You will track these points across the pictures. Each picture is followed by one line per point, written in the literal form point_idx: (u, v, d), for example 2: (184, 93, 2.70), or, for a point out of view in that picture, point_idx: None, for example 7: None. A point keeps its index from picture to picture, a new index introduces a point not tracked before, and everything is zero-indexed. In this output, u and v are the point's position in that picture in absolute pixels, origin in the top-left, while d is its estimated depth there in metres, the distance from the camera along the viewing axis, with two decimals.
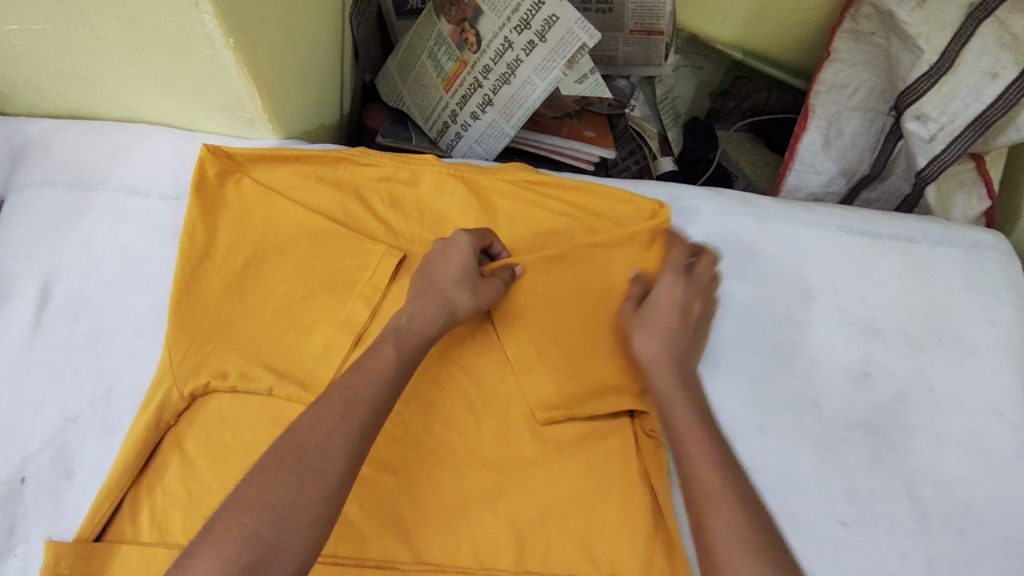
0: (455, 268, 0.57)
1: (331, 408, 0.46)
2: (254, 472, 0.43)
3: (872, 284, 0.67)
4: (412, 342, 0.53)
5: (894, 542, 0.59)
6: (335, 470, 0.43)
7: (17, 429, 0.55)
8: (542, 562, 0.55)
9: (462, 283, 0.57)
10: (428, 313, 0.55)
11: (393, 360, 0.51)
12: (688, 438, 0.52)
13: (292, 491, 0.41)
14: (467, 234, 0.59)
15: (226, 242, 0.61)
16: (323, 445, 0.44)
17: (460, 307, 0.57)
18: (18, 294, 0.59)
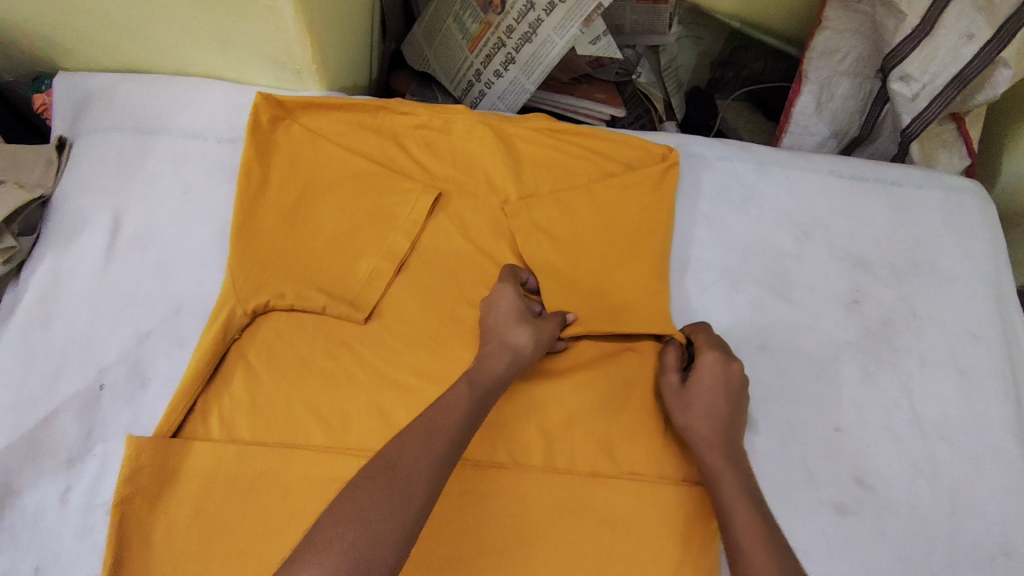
0: (509, 313, 0.62)
1: (414, 438, 0.50)
2: (349, 489, 0.47)
3: (862, 223, 0.74)
4: (488, 380, 0.57)
5: (880, 446, 0.67)
6: (420, 492, 0.48)
7: (94, 344, 0.61)
8: (568, 459, 0.62)
9: (522, 324, 0.61)
10: (498, 356, 0.59)
11: (466, 394, 0.55)
12: (720, 471, 0.58)
13: (384, 507, 0.46)
14: (508, 284, 0.64)
15: (279, 180, 0.68)
16: (410, 470, 0.48)
17: (527, 345, 0.60)
18: (92, 225, 0.65)
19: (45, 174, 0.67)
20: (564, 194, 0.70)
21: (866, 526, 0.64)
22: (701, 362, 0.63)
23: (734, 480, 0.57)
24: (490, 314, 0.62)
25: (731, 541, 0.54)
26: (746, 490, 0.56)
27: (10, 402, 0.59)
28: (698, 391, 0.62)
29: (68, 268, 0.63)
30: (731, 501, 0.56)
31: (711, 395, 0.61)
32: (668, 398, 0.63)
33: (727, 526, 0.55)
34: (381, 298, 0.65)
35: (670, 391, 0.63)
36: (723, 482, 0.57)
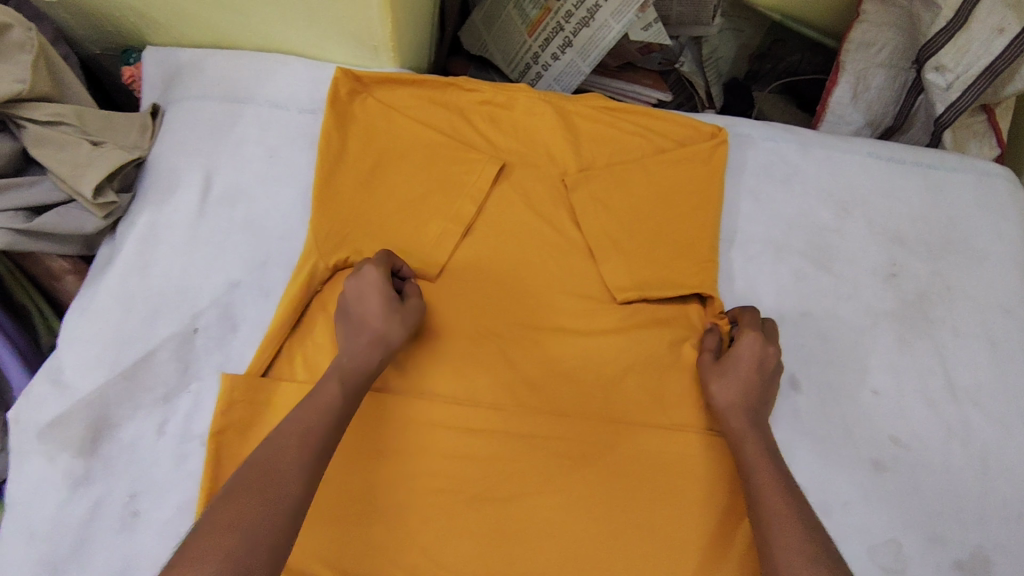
0: (375, 306, 0.60)
1: (290, 444, 0.51)
2: (224, 498, 0.48)
3: (899, 201, 0.78)
4: (357, 377, 0.57)
5: (916, 409, 0.70)
6: (292, 496, 0.49)
7: (188, 290, 0.66)
8: (622, 409, 0.67)
9: (389, 317, 0.60)
10: (368, 355, 0.59)
11: (338, 393, 0.56)
12: (744, 436, 0.61)
13: (262, 512, 0.47)
14: (375, 267, 0.61)
15: (356, 148, 0.73)
16: (285, 475, 0.50)
17: (393, 339, 0.60)
18: (185, 183, 0.70)
19: (141, 138, 0.72)
20: (619, 168, 0.74)
21: (902, 481, 0.68)
22: (739, 343, 0.64)
23: (756, 447, 0.60)
24: (355, 301, 0.61)
25: (755, 496, 0.57)
26: (768, 453, 0.59)
27: (113, 340, 0.64)
28: (729, 367, 0.64)
29: (163, 223, 0.68)
30: (751, 462, 0.59)
31: (744, 375, 0.63)
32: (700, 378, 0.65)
33: (749, 484, 0.58)
34: (450, 258, 0.70)
35: (700, 370, 0.65)
36: (746, 448, 0.60)
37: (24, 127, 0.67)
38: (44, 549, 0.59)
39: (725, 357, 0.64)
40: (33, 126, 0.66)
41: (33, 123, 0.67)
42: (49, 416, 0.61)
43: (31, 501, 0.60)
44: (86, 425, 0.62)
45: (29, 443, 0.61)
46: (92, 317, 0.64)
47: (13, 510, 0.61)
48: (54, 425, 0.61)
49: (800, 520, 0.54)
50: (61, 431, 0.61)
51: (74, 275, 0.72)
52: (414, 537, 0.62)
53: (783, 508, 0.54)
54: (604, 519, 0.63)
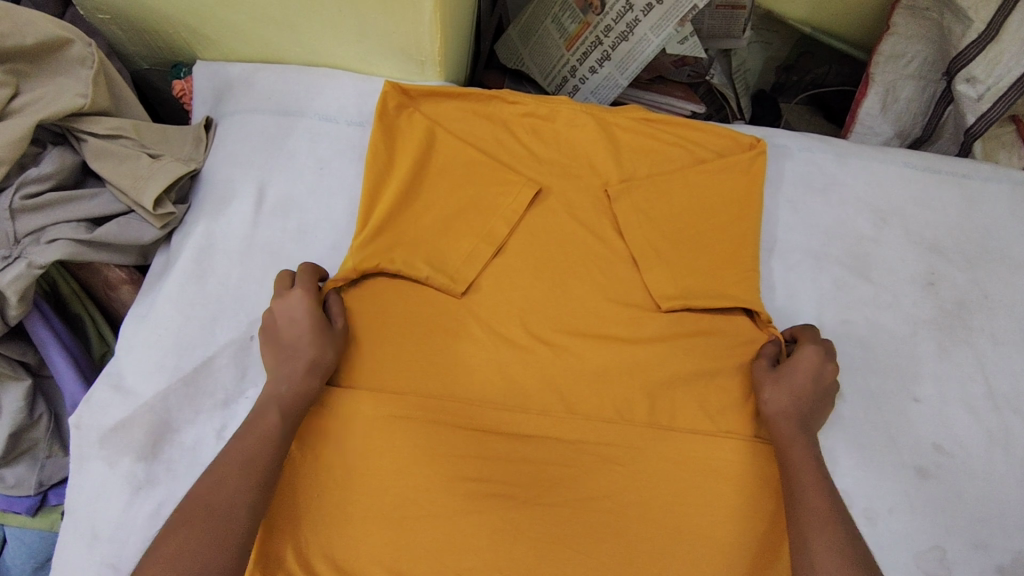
0: (304, 329, 0.63)
1: (232, 474, 0.55)
2: (169, 530, 0.52)
3: (935, 210, 0.79)
4: (295, 402, 0.61)
5: (956, 416, 0.71)
6: (239, 523, 0.53)
7: (245, 298, 0.68)
8: (670, 416, 0.67)
9: (319, 339, 0.63)
10: (307, 380, 0.61)
11: (278, 422, 0.59)
12: (792, 442, 0.63)
13: (204, 543, 0.51)
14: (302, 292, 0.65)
15: (402, 159, 0.74)
16: (229, 505, 0.54)
17: (329, 360, 0.63)
18: (241, 194, 0.72)
19: (195, 150, 0.74)
20: (660, 179, 0.75)
21: (945, 488, 0.68)
22: (801, 353, 0.67)
23: (804, 451, 0.62)
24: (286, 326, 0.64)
25: (796, 494, 0.59)
26: (813, 458, 0.61)
27: (172, 347, 0.66)
28: (786, 373, 0.66)
29: (218, 234, 0.70)
30: (797, 463, 0.61)
31: (799, 385, 0.65)
32: (759, 380, 0.67)
33: (790, 482, 0.60)
34: (478, 276, 0.71)
35: (760, 373, 0.67)
36: (792, 452, 0.62)
37: (84, 140, 0.68)
38: (107, 551, 0.60)
39: (784, 363, 0.67)
40: (93, 139, 0.68)
41: (94, 137, 0.68)
42: (111, 420, 0.63)
43: (93, 504, 0.61)
44: (147, 429, 0.63)
45: (89, 448, 0.62)
46: (154, 325, 0.66)
47: (75, 513, 0.61)
48: (116, 430, 0.63)
49: (834, 521, 0.56)
50: (123, 436, 0.63)
51: (130, 285, 0.74)
52: (462, 543, 0.62)
53: (825, 508, 0.57)
54: (653, 523, 0.64)
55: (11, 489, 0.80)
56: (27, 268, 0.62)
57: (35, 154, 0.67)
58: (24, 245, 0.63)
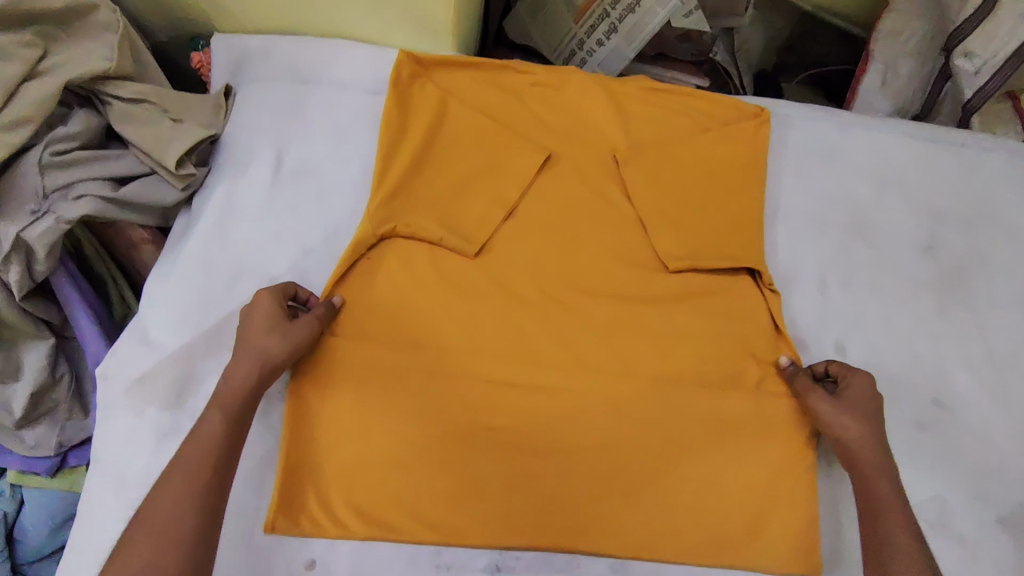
0: (259, 325, 0.62)
1: (172, 483, 0.53)
2: (119, 551, 0.51)
3: (935, 178, 0.81)
4: (235, 396, 0.59)
5: (956, 373, 0.73)
6: (181, 530, 0.51)
7: (264, 256, 0.70)
8: (678, 370, 0.70)
9: (271, 330, 0.62)
10: (246, 366, 0.60)
11: (219, 423, 0.57)
12: (877, 471, 0.60)
13: (145, 557, 0.50)
14: (265, 292, 0.64)
15: (416, 125, 0.76)
16: (172, 518, 0.52)
17: (276, 349, 0.61)
18: (259, 157, 0.74)
19: (214, 117, 0.76)
20: (666, 145, 0.77)
21: (945, 440, 0.71)
22: (857, 377, 0.66)
23: (890, 483, 0.60)
24: (244, 323, 0.63)
25: (878, 527, 0.57)
26: (900, 492, 0.59)
27: (196, 303, 0.68)
28: (851, 405, 0.64)
29: (238, 194, 0.73)
30: (888, 496, 0.59)
31: (866, 409, 0.64)
32: (823, 413, 0.64)
33: (875, 515, 0.58)
34: (490, 237, 0.73)
35: (822, 405, 0.64)
36: (879, 484, 0.59)
37: (109, 104, 0.71)
38: (133, 496, 0.62)
39: (847, 389, 0.65)
40: (118, 104, 0.70)
41: (119, 101, 0.71)
42: (136, 371, 0.65)
43: (121, 450, 0.63)
44: (172, 379, 0.65)
45: (116, 398, 0.65)
46: (176, 281, 0.69)
47: (103, 459, 0.63)
48: (141, 380, 0.65)
49: (928, 564, 0.54)
50: (148, 386, 0.65)
51: (152, 244, 0.76)
52: (480, 492, 0.64)
53: (911, 546, 0.55)
54: (663, 472, 0.66)
55: (32, 449, 0.82)
56: (54, 223, 0.65)
57: (62, 115, 0.69)
58: (51, 201, 0.66)
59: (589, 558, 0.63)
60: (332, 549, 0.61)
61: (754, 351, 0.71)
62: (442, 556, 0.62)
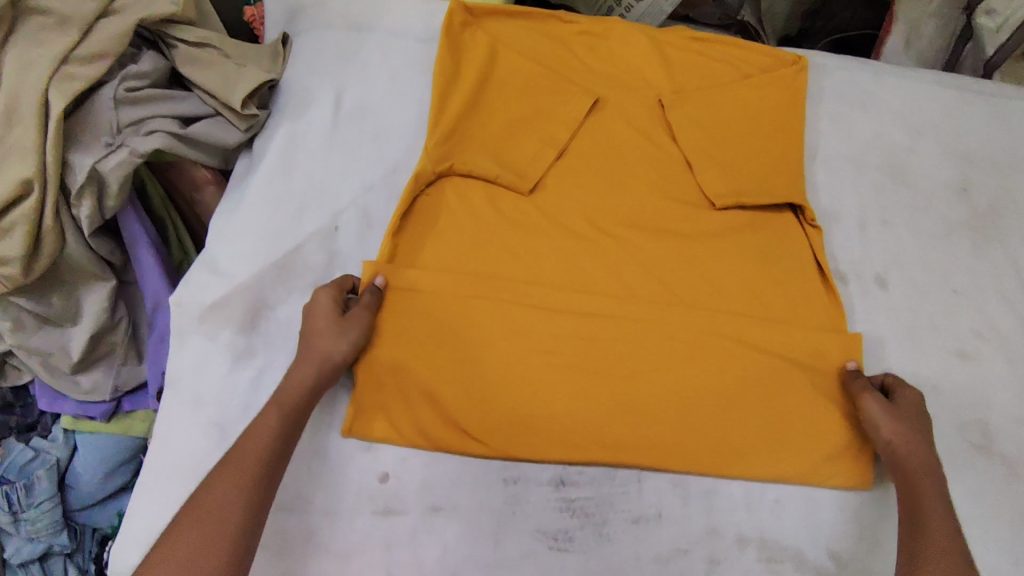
0: (319, 323, 0.63)
1: (225, 474, 0.54)
2: (167, 532, 0.52)
3: (966, 123, 0.85)
4: (292, 396, 0.60)
5: (993, 306, 0.76)
6: (234, 520, 0.52)
7: (327, 193, 0.73)
8: (728, 299, 0.72)
9: (327, 330, 0.63)
10: (305, 369, 0.61)
11: (276, 419, 0.58)
12: (919, 469, 0.62)
13: (193, 543, 0.51)
14: (328, 291, 0.65)
15: (468, 68, 0.78)
16: (220, 509, 0.52)
17: (334, 350, 0.62)
18: (318, 100, 0.76)
19: (273, 65, 0.78)
20: (710, 91, 0.80)
21: (984, 367, 0.73)
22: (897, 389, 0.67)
23: (933, 487, 0.61)
24: (306, 321, 0.64)
25: (916, 523, 0.59)
26: (943, 498, 0.60)
27: (263, 236, 0.70)
28: (901, 411, 0.65)
29: (300, 135, 0.75)
30: (932, 501, 0.60)
31: (913, 417, 0.65)
32: (875, 416, 0.65)
33: (914, 509, 0.60)
34: (542, 176, 0.76)
35: (875, 409, 0.65)
36: (925, 488, 0.61)
37: (175, 47, 0.73)
38: (209, 417, 0.64)
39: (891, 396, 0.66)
40: (183, 46, 0.73)
41: (183, 44, 0.73)
42: (210, 298, 0.67)
43: (197, 373, 0.65)
44: (244, 307, 0.67)
45: (189, 324, 0.66)
46: (243, 216, 0.70)
47: (179, 382, 0.65)
48: (215, 307, 0.67)
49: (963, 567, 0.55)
50: (222, 312, 0.67)
51: (214, 185, 0.78)
52: (542, 412, 0.65)
53: (950, 544, 0.57)
54: (718, 396, 0.67)
55: (87, 394, 0.83)
56: (128, 155, 0.68)
57: (133, 55, 0.71)
58: (124, 135, 0.68)
59: (651, 473, 0.66)
60: (404, 466, 0.64)
61: (801, 284, 0.74)
62: (508, 470, 0.64)
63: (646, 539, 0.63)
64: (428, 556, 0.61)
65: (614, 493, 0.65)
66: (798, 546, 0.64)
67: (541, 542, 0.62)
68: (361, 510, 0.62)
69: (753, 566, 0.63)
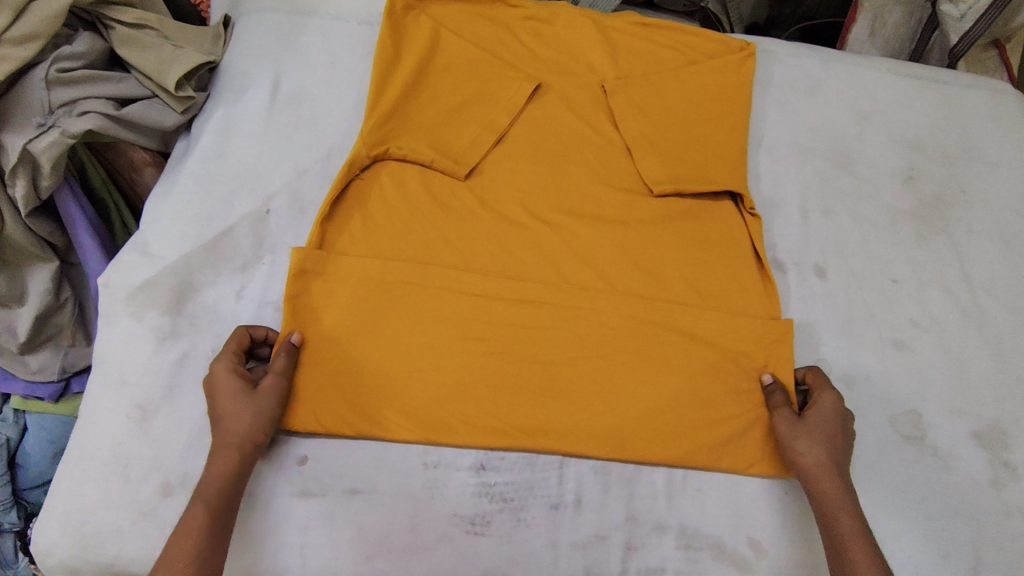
0: (229, 404, 0.59)
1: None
2: None
3: (916, 112, 0.85)
4: (217, 486, 0.56)
5: (935, 296, 0.76)
6: None
7: (262, 175, 0.73)
8: (661, 287, 0.72)
9: (237, 409, 0.59)
10: (224, 459, 0.57)
11: (202, 513, 0.55)
12: (840, 511, 0.59)
13: None
14: (223, 361, 0.61)
15: (410, 52, 0.78)
16: None
17: (248, 429, 0.59)
18: (257, 83, 0.76)
19: (214, 47, 0.79)
20: (654, 77, 0.79)
21: (920, 357, 0.73)
22: (820, 398, 0.65)
23: (850, 523, 0.58)
24: (213, 405, 0.60)
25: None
26: (862, 535, 0.57)
27: (195, 218, 0.70)
28: (811, 429, 0.63)
29: (237, 118, 0.75)
30: (849, 540, 0.57)
31: (826, 434, 0.62)
32: (787, 439, 0.63)
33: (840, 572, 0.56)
34: (480, 161, 0.75)
35: (784, 428, 0.64)
36: (841, 524, 0.58)
37: (113, 28, 0.73)
38: (134, 396, 0.64)
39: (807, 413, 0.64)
40: (120, 27, 0.73)
41: (121, 25, 0.73)
42: (138, 279, 0.67)
43: (122, 353, 0.65)
44: (172, 288, 0.67)
45: (118, 305, 0.67)
46: (177, 201, 0.70)
47: (105, 362, 0.65)
48: (142, 288, 0.67)
49: None
50: (150, 293, 0.67)
51: (153, 167, 0.79)
52: (461, 400, 0.65)
53: None
54: (644, 384, 0.67)
55: (34, 374, 0.82)
56: (60, 135, 0.67)
57: (68, 36, 0.71)
58: (57, 115, 0.68)
59: (574, 459, 0.66)
60: (325, 449, 0.64)
61: (738, 272, 0.73)
62: (429, 455, 0.64)
63: (564, 525, 0.64)
64: (344, 538, 0.61)
65: (535, 479, 0.65)
66: (718, 534, 0.64)
67: (457, 526, 0.62)
68: (278, 491, 0.62)
69: (670, 553, 0.64)
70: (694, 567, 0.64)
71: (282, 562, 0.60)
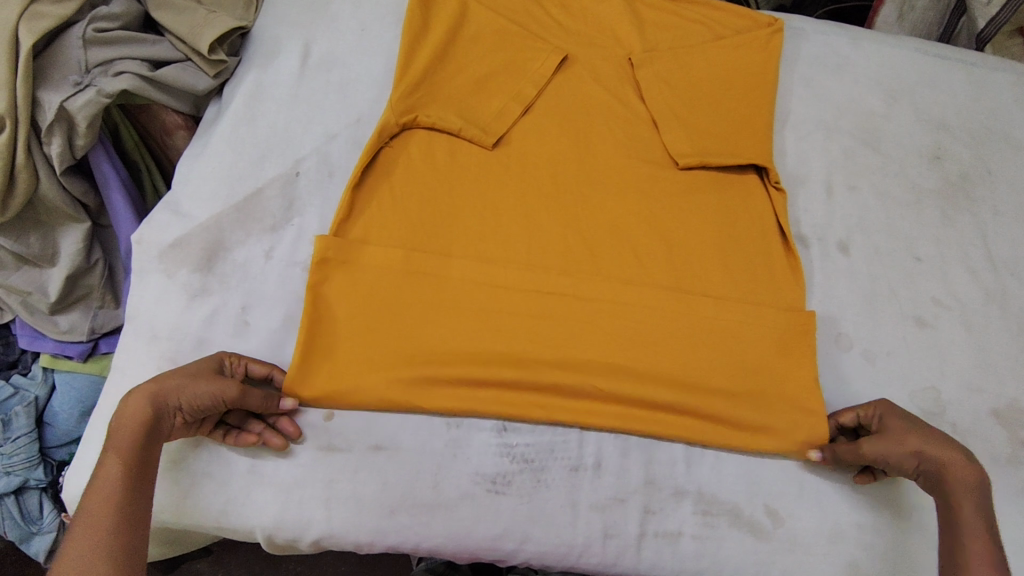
0: (182, 372, 0.59)
1: (77, 531, 0.50)
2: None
3: (943, 93, 0.85)
4: (128, 436, 0.54)
5: (958, 275, 0.76)
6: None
7: (292, 139, 0.74)
8: (687, 258, 0.72)
9: (185, 376, 0.58)
10: (136, 404, 0.56)
11: (118, 464, 0.53)
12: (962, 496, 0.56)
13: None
14: (215, 355, 0.62)
15: (438, 20, 0.78)
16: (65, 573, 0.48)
17: (178, 390, 0.57)
18: (288, 49, 0.78)
19: (246, 13, 0.80)
20: (682, 50, 0.80)
21: (943, 335, 0.73)
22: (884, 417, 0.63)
23: (976, 507, 0.56)
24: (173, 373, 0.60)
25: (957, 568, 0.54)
26: (984, 524, 0.55)
27: (226, 179, 0.71)
28: (897, 436, 0.61)
29: (267, 82, 0.76)
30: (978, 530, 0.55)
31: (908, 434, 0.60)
32: (888, 458, 0.60)
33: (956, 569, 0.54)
34: (507, 132, 0.76)
35: (879, 447, 0.61)
36: (965, 511, 0.56)
37: None
38: (164, 349, 0.65)
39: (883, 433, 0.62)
40: None
41: None
42: (170, 237, 0.68)
43: (155, 307, 0.67)
44: (203, 245, 0.69)
45: (150, 262, 0.68)
46: (207, 163, 0.72)
47: (138, 315, 0.67)
48: (174, 246, 0.68)
49: None
50: (181, 251, 0.68)
51: (185, 131, 0.80)
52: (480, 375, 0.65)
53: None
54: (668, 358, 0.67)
55: (64, 334, 0.83)
56: (96, 95, 0.68)
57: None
58: (93, 75, 0.69)
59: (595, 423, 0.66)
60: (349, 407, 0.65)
61: (761, 247, 0.73)
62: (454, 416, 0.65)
63: (583, 487, 0.65)
64: (367, 492, 0.62)
65: (556, 441, 0.65)
66: (736, 501, 0.65)
67: (478, 485, 0.63)
68: (303, 446, 0.63)
69: (688, 518, 0.64)
70: (712, 532, 0.64)
71: (306, 514, 0.61)
